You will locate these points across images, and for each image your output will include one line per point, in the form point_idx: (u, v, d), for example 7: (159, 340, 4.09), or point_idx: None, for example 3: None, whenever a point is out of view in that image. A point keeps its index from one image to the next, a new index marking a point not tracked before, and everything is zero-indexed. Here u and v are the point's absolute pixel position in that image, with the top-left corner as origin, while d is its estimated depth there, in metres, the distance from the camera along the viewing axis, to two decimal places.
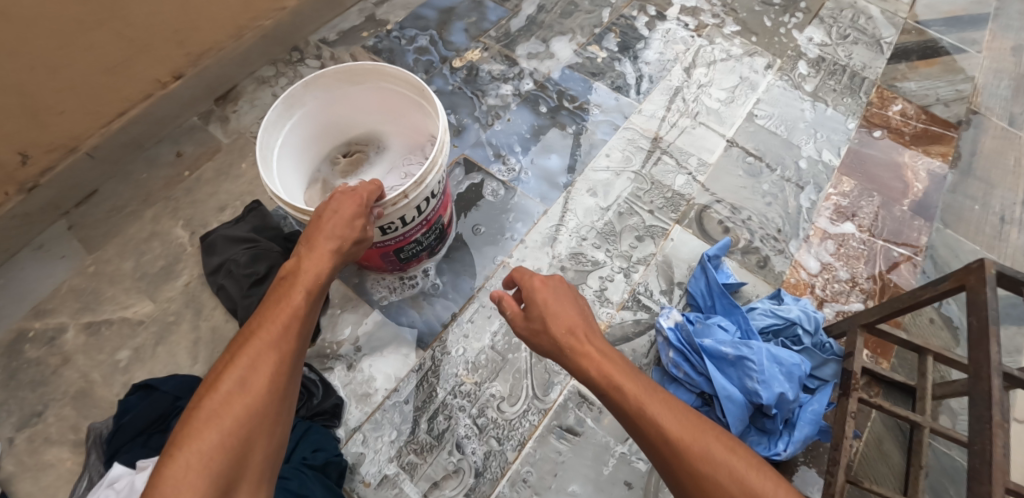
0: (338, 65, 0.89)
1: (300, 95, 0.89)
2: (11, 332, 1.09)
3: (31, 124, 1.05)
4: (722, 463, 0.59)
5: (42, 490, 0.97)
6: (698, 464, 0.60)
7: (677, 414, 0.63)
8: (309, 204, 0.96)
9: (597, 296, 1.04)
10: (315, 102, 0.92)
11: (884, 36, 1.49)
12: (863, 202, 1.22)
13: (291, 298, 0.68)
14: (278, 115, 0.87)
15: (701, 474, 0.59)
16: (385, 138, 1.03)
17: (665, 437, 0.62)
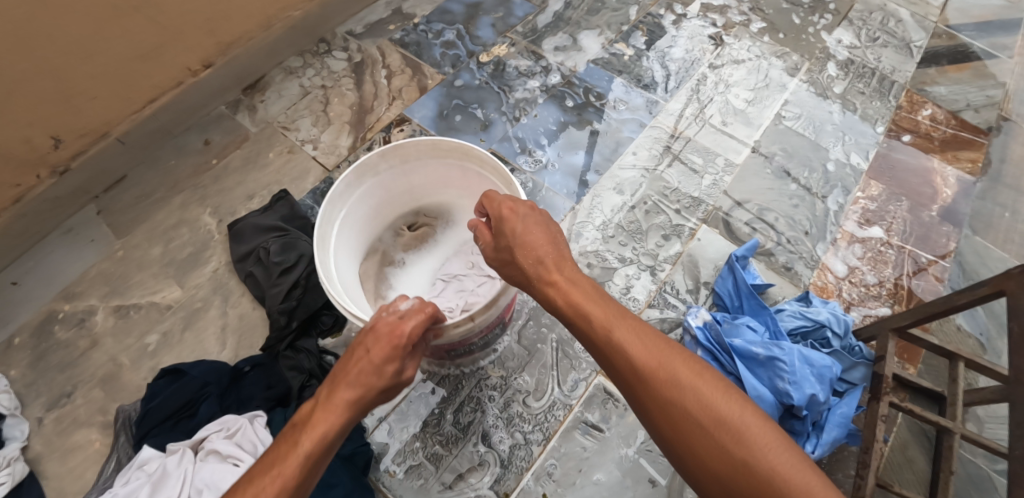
0: (424, 138, 0.87)
1: (378, 164, 0.88)
2: (41, 314, 1.10)
3: (64, 109, 1.07)
4: (686, 386, 0.60)
5: (70, 471, 0.98)
6: (661, 388, 0.60)
7: (642, 339, 0.64)
8: (363, 277, 0.93)
9: (623, 293, 1.04)
10: (392, 171, 0.90)
11: (915, 39, 1.47)
12: (891, 207, 1.21)
13: (284, 464, 0.56)
14: (347, 184, 0.85)
15: (666, 398, 0.60)
16: (454, 214, 1.00)
17: (631, 363, 0.62)
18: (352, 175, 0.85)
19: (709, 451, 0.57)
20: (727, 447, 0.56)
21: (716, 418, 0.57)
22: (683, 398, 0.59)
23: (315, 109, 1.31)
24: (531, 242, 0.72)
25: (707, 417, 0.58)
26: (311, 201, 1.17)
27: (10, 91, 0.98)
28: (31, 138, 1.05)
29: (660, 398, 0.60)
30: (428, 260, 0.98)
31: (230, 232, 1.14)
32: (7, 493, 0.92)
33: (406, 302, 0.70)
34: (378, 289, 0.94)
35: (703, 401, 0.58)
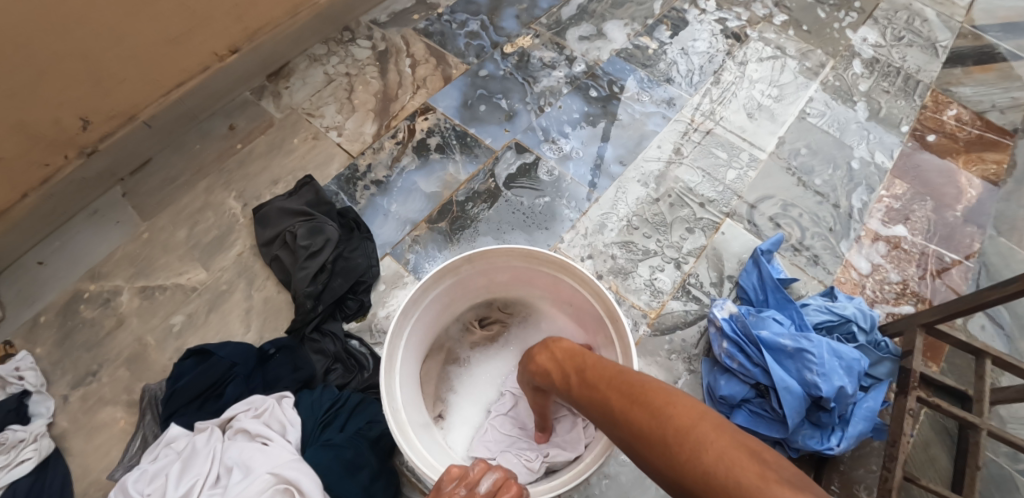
0: (521, 246, 0.79)
1: (461, 266, 0.80)
2: (67, 293, 1.10)
3: (94, 90, 1.08)
4: (622, 418, 0.58)
5: (95, 449, 0.98)
6: (610, 428, 0.59)
7: (593, 387, 0.64)
8: (425, 378, 0.89)
9: (647, 285, 1.05)
10: (475, 271, 0.83)
11: (940, 39, 1.46)
12: (915, 206, 1.20)
13: None
14: (425, 287, 0.76)
15: (616, 436, 0.58)
16: (530, 311, 0.94)
17: (591, 412, 0.63)
18: (434, 282, 0.78)
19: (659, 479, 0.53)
20: (665, 471, 0.52)
21: (647, 443, 0.54)
22: (625, 435, 0.57)
23: (340, 96, 1.31)
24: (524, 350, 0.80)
25: (643, 445, 0.55)
26: (335, 186, 1.18)
27: (42, 72, 0.99)
28: (61, 118, 1.06)
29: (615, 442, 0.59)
30: (495, 360, 0.95)
31: (255, 215, 1.15)
32: (34, 468, 0.92)
33: (485, 481, 0.58)
34: (438, 391, 0.90)
35: (636, 431, 0.56)
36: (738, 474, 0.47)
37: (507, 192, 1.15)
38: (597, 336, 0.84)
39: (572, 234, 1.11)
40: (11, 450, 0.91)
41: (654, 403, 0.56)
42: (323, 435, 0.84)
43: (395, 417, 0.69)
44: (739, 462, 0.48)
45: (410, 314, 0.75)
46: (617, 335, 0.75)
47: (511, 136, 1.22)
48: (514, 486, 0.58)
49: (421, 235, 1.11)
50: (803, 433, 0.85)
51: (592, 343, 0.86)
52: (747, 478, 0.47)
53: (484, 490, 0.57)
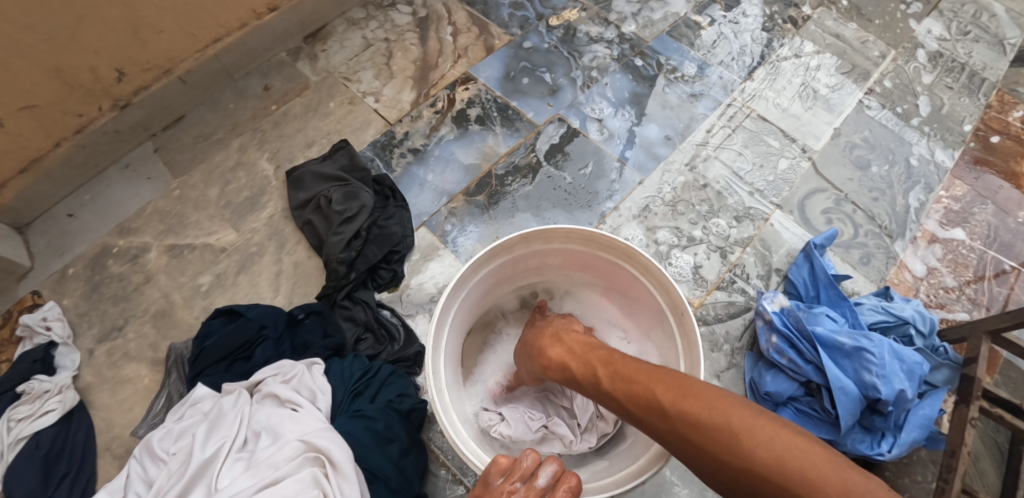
0: (582, 228, 0.72)
1: (515, 247, 0.73)
2: (96, 246, 1.09)
3: (131, 41, 1.04)
4: (670, 409, 0.54)
5: (118, 404, 0.96)
6: (654, 419, 0.56)
7: (627, 378, 0.60)
8: (466, 356, 0.85)
9: (690, 273, 1.00)
10: (528, 253, 0.76)
11: (1009, 36, 1.38)
12: (975, 208, 1.14)
13: None
14: (476, 266, 0.70)
15: (662, 428, 0.55)
16: (580, 294, 0.89)
17: (625, 403, 0.59)
18: (484, 263, 0.71)
19: (715, 472, 0.51)
20: (728, 461, 0.50)
21: (708, 435, 0.51)
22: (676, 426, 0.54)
23: (377, 62, 1.26)
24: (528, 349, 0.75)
25: (699, 435, 0.52)
26: (371, 153, 1.15)
27: (82, 18, 0.95)
28: (97, 67, 1.03)
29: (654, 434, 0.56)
30: None
31: (288, 178, 1.12)
32: (58, 420, 0.91)
33: (544, 472, 0.56)
34: (477, 365, 0.87)
35: (689, 422, 0.53)
36: (814, 462, 0.47)
37: (553, 167, 1.11)
38: (652, 327, 0.79)
39: (614, 216, 1.07)
40: (37, 400, 0.90)
41: (706, 392, 0.53)
42: (353, 405, 0.82)
43: (438, 396, 0.64)
44: (810, 449, 0.48)
45: (455, 298, 0.69)
46: (685, 335, 0.69)
47: (554, 111, 1.18)
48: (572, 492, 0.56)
49: (457, 208, 1.07)
50: (852, 437, 0.81)
51: (645, 335, 0.81)
52: (821, 461, 0.46)
53: (543, 484, 0.55)
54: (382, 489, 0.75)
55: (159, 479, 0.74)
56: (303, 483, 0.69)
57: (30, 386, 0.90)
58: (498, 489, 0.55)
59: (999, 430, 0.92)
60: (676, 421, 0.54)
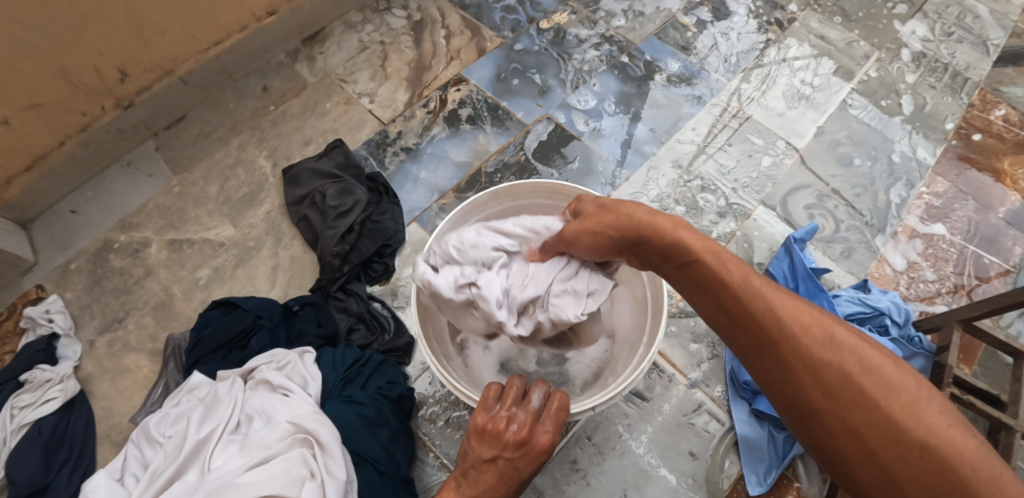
0: (545, 180, 0.78)
1: (488, 205, 0.80)
2: (98, 241, 1.12)
3: (135, 41, 1.07)
4: (847, 345, 0.49)
5: (119, 393, 0.99)
6: (817, 347, 0.49)
7: (787, 297, 0.53)
8: None
9: None
10: (501, 211, 0.82)
11: (993, 37, 1.42)
12: (956, 205, 1.17)
13: None
14: (452, 223, 0.77)
15: (829, 364, 0.48)
16: None
17: (778, 316, 0.51)
18: (458, 222, 0.78)
19: (865, 433, 0.46)
20: (903, 422, 0.45)
21: (891, 390, 0.46)
22: (846, 363, 0.48)
23: (373, 63, 1.30)
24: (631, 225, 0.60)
25: (874, 385, 0.47)
26: (364, 151, 1.18)
27: (86, 19, 0.98)
28: (101, 67, 1.06)
29: (799, 364, 0.50)
30: None
31: (285, 175, 1.15)
32: (60, 407, 0.93)
33: (536, 394, 0.65)
34: None
35: (868, 365, 0.48)
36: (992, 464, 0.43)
37: (542, 165, 1.15)
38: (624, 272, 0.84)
39: None
40: (38, 389, 0.93)
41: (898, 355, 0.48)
42: (344, 391, 0.85)
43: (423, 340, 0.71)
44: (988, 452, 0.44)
45: None
46: None
47: (544, 111, 1.21)
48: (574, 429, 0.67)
49: (448, 205, 1.11)
50: None
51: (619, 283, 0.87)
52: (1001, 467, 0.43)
53: (537, 404, 0.65)
54: (371, 471, 0.77)
55: (155, 461, 0.76)
56: (292, 462, 0.72)
57: (33, 374, 0.93)
58: (498, 416, 0.64)
59: (978, 420, 0.94)
60: (852, 360, 0.48)
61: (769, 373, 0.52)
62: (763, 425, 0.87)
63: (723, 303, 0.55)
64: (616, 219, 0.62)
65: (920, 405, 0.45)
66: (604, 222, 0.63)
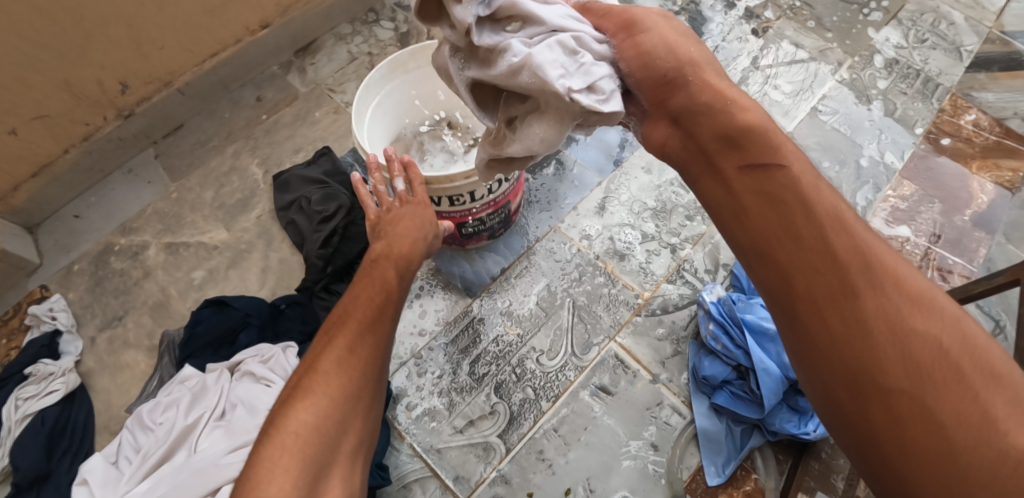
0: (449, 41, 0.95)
1: (408, 63, 0.97)
2: (100, 244, 1.18)
3: (135, 56, 1.13)
4: (964, 332, 0.45)
5: (117, 387, 1.05)
6: (921, 316, 0.46)
7: (909, 270, 0.50)
8: None
9: (641, 268, 1.06)
10: (421, 74, 0.99)
11: (966, 43, 1.45)
12: (922, 208, 1.20)
13: (382, 273, 0.73)
14: (381, 76, 0.95)
15: (934, 336, 0.45)
16: None
17: (885, 273, 0.49)
18: (384, 77, 0.96)
19: (945, 420, 0.42)
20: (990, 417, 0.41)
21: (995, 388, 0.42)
22: (939, 338, 0.45)
23: (362, 74, 1.36)
24: (710, 101, 0.62)
25: (970, 368, 0.43)
26: (350, 158, 1.24)
27: (89, 36, 1.04)
28: (103, 80, 1.12)
29: (882, 324, 0.47)
30: None
31: (276, 181, 1.21)
32: (62, 400, 0.99)
33: (397, 180, 0.84)
34: None
35: (981, 357, 0.44)
36: None
37: None
38: None
39: (572, 216, 1.12)
40: (43, 381, 0.99)
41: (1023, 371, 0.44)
42: None
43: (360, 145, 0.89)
44: None
45: (368, 99, 0.94)
46: None
47: None
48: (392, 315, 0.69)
49: None
50: (780, 417, 0.87)
51: None
52: None
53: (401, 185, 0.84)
54: None
55: (147, 444, 0.82)
56: None
57: (37, 368, 1.00)
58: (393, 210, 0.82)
59: None
60: (949, 335, 0.45)
61: (833, 323, 0.49)
62: (720, 419, 0.91)
63: (802, 233, 0.53)
64: (695, 66, 0.64)
65: (1022, 412, 0.41)
66: (690, 60, 0.64)
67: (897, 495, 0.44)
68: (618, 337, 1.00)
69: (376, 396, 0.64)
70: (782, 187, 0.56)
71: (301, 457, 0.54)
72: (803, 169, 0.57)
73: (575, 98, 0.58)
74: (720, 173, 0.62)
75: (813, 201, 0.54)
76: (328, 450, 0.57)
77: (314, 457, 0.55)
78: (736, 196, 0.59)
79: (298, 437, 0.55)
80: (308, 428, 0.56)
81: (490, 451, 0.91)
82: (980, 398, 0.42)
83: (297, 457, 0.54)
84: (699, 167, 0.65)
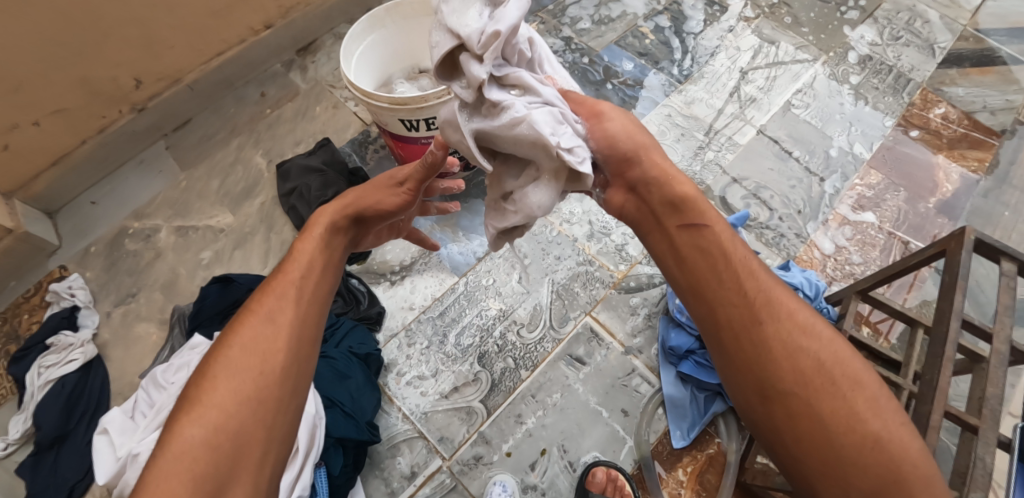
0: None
1: (384, 20, 1.11)
2: (115, 228, 1.27)
3: (147, 54, 1.22)
4: (833, 351, 0.58)
5: (130, 357, 1.14)
6: (805, 339, 0.58)
7: (795, 303, 0.61)
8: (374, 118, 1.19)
9: (618, 250, 1.14)
10: (394, 29, 1.14)
11: (940, 41, 1.51)
12: (887, 195, 1.27)
13: (288, 272, 0.71)
14: (362, 30, 1.09)
15: (814, 356, 0.57)
16: None
17: (779, 310, 0.60)
18: (365, 32, 1.10)
19: (828, 418, 0.54)
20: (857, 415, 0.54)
21: (858, 395, 0.55)
22: (820, 357, 0.57)
23: None
24: (656, 175, 0.69)
25: (845, 382, 0.56)
26: (348, 148, 1.33)
27: (105, 36, 1.13)
28: (118, 77, 1.21)
29: (780, 347, 0.58)
30: None
31: (278, 170, 1.30)
32: (80, 368, 1.08)
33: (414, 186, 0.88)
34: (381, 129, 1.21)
35: (844, 369, 0.57)
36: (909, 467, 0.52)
37: None
38: None
39: None
40: (63, 351, 1.08)
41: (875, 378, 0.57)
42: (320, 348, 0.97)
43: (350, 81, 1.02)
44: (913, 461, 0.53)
45: (352, 49, 1.08)
46: None
47: None
48: (286, 311, 0.67)
49: None
50: None
51: None
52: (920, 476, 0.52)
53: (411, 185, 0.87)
54: (338, 412, 0.90)
55: (160, 400, 0.90)
56: None
57: (58, 339, 1.08)
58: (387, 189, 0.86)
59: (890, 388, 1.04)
60: (826, 353, 0.58)
61: (744, 349, 0.60)
62: (686, 387, 0.98)
63: (725, 278, 0.63)
64: (647, 149, 0.69)
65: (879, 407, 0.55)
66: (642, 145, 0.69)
67: (792, 473, 0.56)
68: (594, 312, 1.07)
69: (280, 396, 0.62)
70: (708, 243, 0.65)
71: (191, 477, 0.54)
72: (721, 225, 0.66)
73: (562, 154, 0.61)
74: (660, 228, 0.70)
75: (729, 255, 0.64)
76: (223, 460, 0.56)
77: (206, 473, 0.54)
78: (675, 248, 0.67)
79: (183, 456, 0.55)
80: (196, 446, 0.56)
81: (473, 415, 0.98)
82: (850, 403, 0.54)
83: (184, 475, 0.53)
84: (650, 225, 0.71)
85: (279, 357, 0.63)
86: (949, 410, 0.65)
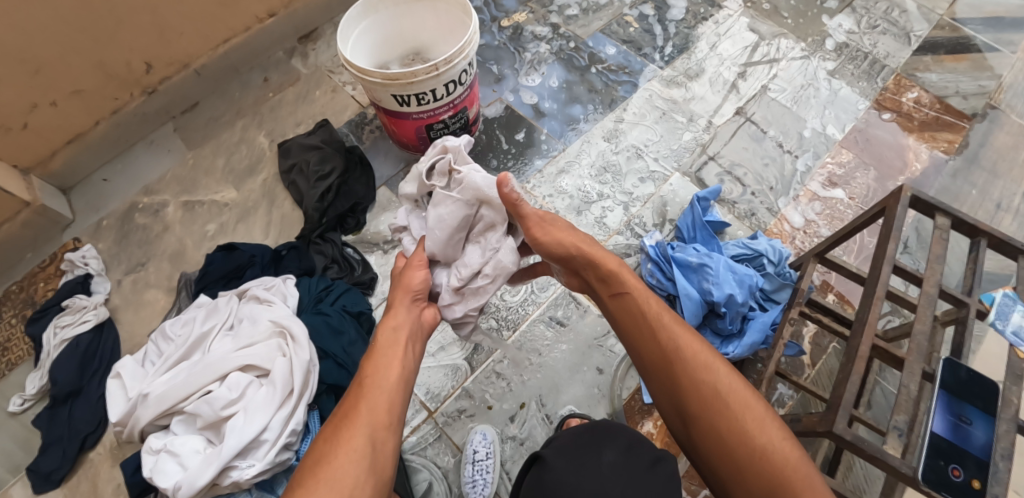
0: None
1: (378, 5, 1.19)
2: (126, 203, 1.35)
3: (158, 40, 1.30)
4: (731, 383, 0.71)
5: (140, 320, 1.22)
6: (705, 374, 0.72)
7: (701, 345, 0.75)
8: None
9: (597, 221, 1.24)
10: (388, 14, 1.21)
11: (916, 29, 1.57)
12: (857, 174, 1.33)
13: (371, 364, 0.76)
14: (358, 14, 1.16)
15: (712, 388, 0.71)
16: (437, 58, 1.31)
17: (685, 353, 0.73)
18: (360, 15, 1.17)
19: (725, 434, 0.68)
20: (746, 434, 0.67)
21: (746, 420, 0.68)
22: (719, 389, 0.70)
23: None
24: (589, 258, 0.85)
25: (739, 406, 0.69)
26: (345, 130, 1.40)
27: (119, 22, 1.21)
28: (131, 61, 1.29)
29: (685, 380, 0.72)
30: None
31: (279, 149, 1.37)
32: (93, 328, 1.15)
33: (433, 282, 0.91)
34: None
35: (737, 399, 0.70)
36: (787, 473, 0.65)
37: (501, 138, 1.36)
38: None
39: (538, 178, 1.31)
40: (77, 312, 1.16)
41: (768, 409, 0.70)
42: (316, 306, 1.05)
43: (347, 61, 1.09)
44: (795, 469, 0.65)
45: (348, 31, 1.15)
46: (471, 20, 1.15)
47: (497, 96, 1.42)
48: (363, 402, 0.70)
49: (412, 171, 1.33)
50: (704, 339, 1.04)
51: None
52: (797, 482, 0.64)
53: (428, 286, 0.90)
54: (331, 363, 0.99)
55: (169, 349, 0.98)
56: (269, 347, 0.94)
57: (73, 302, 1.16)
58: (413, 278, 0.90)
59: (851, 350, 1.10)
60: (723, 385, 0.71)
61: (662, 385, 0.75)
62: None
63: (643, 332, 0.78)
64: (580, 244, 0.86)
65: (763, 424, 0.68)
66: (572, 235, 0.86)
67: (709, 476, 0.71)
68: None
69: (359, 477, 0.64)
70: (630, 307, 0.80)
71: None
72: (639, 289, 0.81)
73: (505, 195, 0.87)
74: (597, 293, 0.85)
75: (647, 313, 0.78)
76: None
77: None
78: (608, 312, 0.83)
79: None
80: None
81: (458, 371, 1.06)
82: (740, 424, 0.68)
83: None
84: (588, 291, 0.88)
85: (358, 442, 0.67)
86: (878, 343, 0.74)
